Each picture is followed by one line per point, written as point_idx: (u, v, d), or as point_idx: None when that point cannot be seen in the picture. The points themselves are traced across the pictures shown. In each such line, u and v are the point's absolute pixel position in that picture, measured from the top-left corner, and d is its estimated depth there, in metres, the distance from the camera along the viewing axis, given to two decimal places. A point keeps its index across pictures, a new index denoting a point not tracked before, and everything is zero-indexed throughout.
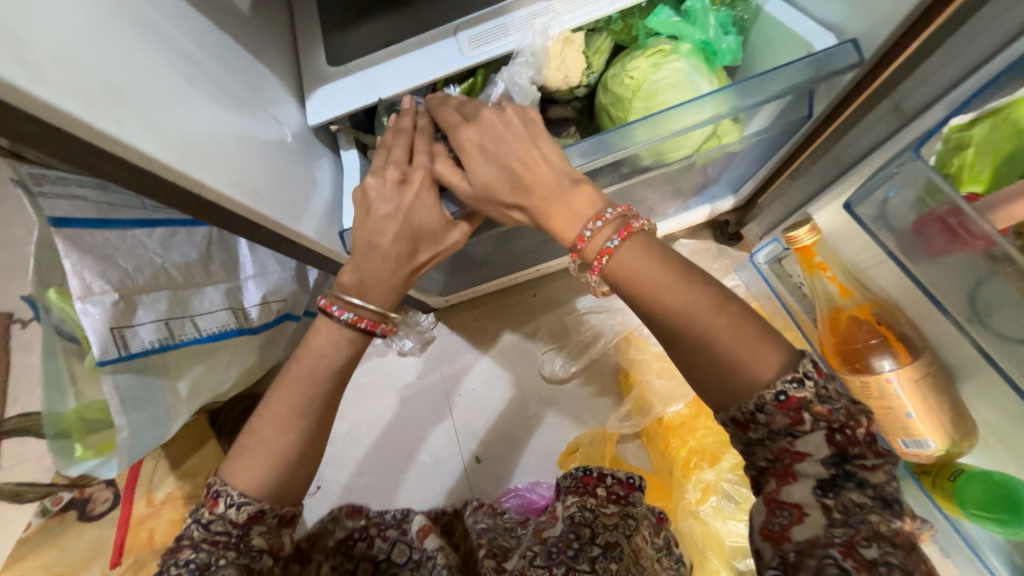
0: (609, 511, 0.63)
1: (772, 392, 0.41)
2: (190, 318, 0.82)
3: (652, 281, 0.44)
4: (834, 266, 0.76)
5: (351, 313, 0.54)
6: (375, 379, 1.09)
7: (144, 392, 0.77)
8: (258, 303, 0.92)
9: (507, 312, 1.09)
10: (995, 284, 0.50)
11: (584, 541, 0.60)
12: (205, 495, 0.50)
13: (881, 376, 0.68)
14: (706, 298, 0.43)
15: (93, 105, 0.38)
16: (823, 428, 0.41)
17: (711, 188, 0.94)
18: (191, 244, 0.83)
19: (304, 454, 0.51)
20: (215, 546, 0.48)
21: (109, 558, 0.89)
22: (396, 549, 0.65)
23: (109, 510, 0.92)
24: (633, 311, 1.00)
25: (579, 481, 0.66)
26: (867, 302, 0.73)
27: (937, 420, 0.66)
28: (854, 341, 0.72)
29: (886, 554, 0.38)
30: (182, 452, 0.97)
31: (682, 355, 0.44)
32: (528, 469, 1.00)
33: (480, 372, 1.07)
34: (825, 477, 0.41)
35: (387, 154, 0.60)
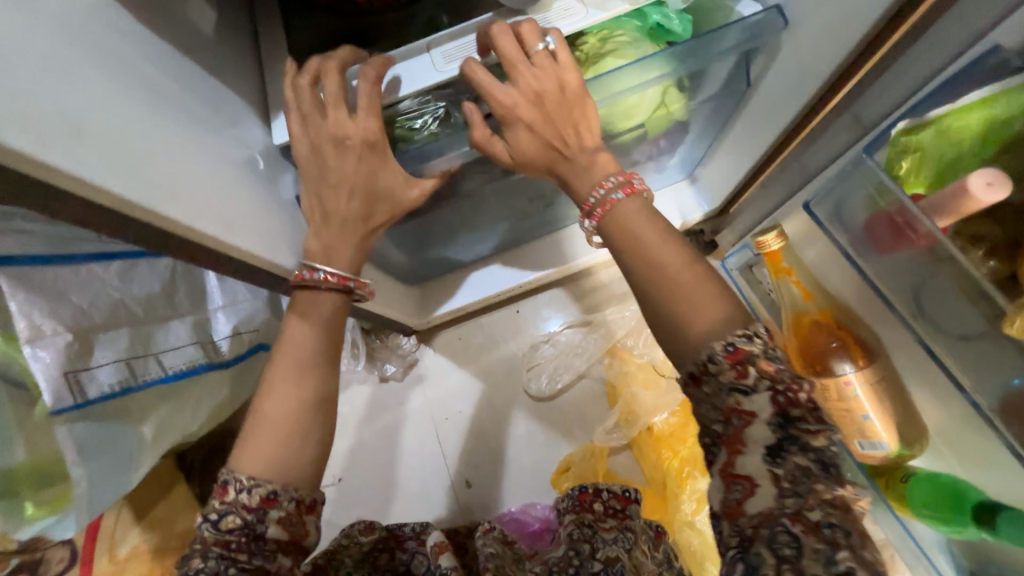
0: (607, 526, 0.63)
1: (721, 342, 0.43)
2: (153, 356, 0.76)
3: (636, 235, 0.51)
4: (798, 272, 0.80)
5: (323, 272, 0.58)
6: (357, 406, 1.05)
7: (102, 439, 0.72)
8: (229, 335, 0.87)
9: (491, 329, 1.08)
10: (938, 281, 0.55)
11: (584, 557, 0.58)
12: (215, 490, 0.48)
13: (841, 379, 0.72)
14: (680, 257, 0.49)
15: (67, 150, 0.36)
16: (767, 387, 0.42)
17: (669, 164, 0.97)
18: (153, 276, 0.78)
19: (309, 424, 0.52)
20: (228, 547, 0.46)
21: None
22: (416, 560, 0.66)
23: (63, 570, 0.85)
24: (618, 322, 1.02)
25: (575, 498, 0.69)
26: (827, 307, 0.78)
27: (890, 422, 0.70)
28: (817, 344, 0.76)
29: (829, 517, 0.38)
30: (147, 501, 0.89)
31: (652, 301, 0.48)
32: (520, 491, 0.97)
33: (467, 394, 1.04)
34: (773, 443, 0.41)
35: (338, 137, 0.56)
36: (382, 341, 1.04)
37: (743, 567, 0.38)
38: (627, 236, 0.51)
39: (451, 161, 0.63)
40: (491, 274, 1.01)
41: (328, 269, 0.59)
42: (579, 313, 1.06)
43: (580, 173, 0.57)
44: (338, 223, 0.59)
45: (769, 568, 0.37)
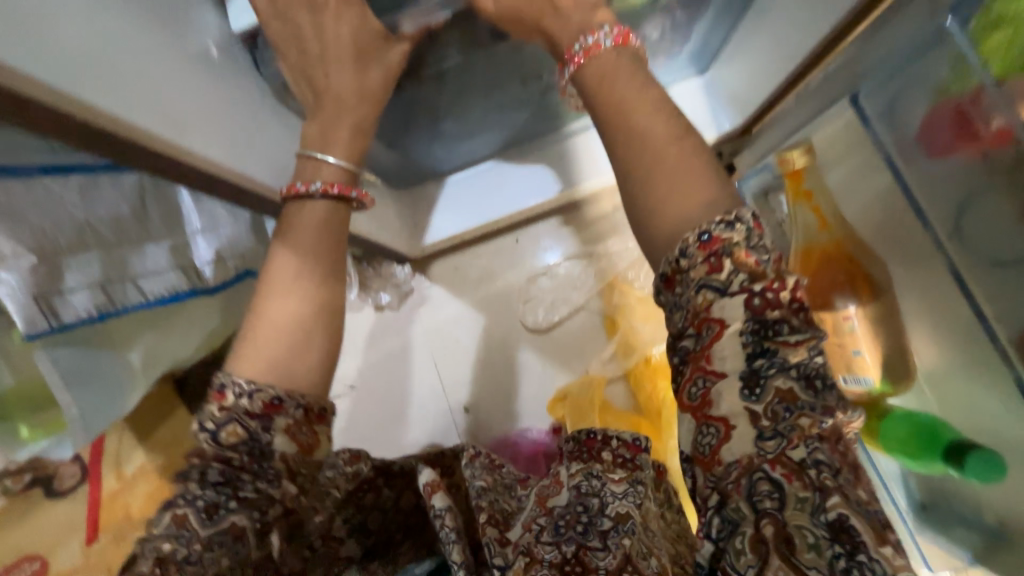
0: (617, 477, 0.58)
1: (695, 231, 0.39)
2: (131, 281, 0.72)
3: (628, 101, 0.46)
4: (820, 196, 0.74)
5: (320, 183, 0.56)
6: (352, 335, 1.04)
7: (89, 366, 0.70)
8: (212, 261, 0.81)
9: (489, 258, 1.04)
10: (985, 201, 0.56)
11: (593, 514, 0.53)
12: (212, 396, 0.49)
13: (841, 315, 0.69)
14: (669, 130, 0.45)
15: (51, 71, 0.37)
16: (742, 288, 0.38)
17: (682, 53, 0.82)
18: (120, 194, 0.67)
19: (310, 325, 0.53)
20: (227, 465, 0.48)
21: (86, 534, 0.85)
22: (404, 496, 0.70)
23: (75, 488, 0.85)
24: (620, 254, 0.99)
25: (582, 445, 0.60)
26: (841, 238, 0.72)
27: (883, 359, 0.67)
28: (821, 278, 0.72)
29: (816, 454, 0.35)
30: (150, 423, 0.91)
31: (631, 182, 0.45)
32: (517, 416, 0.98)
33: (464, 324, 1.02)
34: (748, 373, 0.37)
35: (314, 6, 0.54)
36: (375, 268, 0.99)
37: (718, 521, 0.36)
38: (641, 146, 0.45)
39: (428, 14, 0.55)
40: (480, 171, 0.95)
41: (323, 180, 0.57)
42: (579, 245, 1.01)
43: (565, 30, 0.51)
44: (334, 104, 0.58)
45: (748, 525, 0.35)
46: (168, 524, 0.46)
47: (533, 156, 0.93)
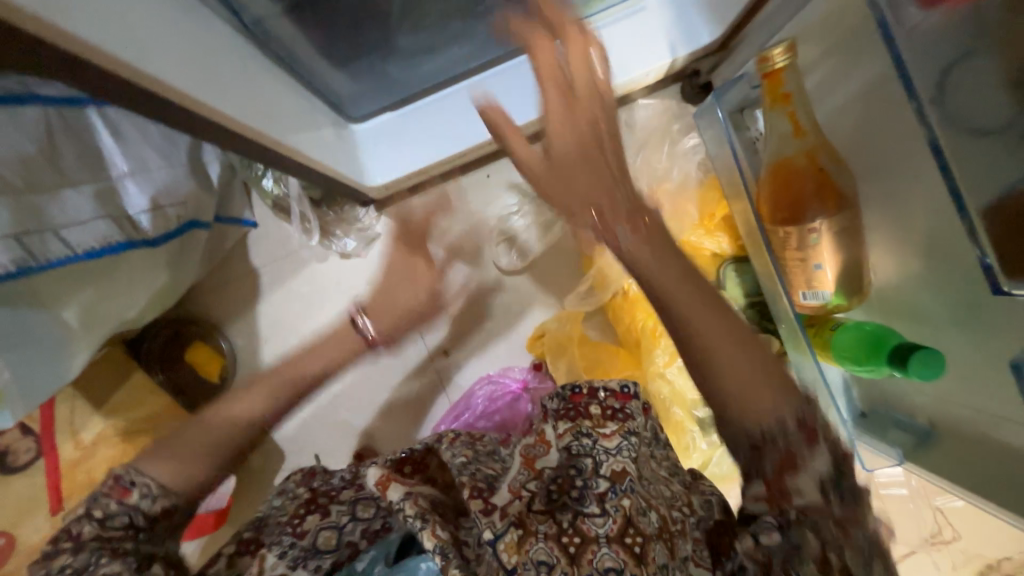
0: (608, 432, 0.51)
1: (791, 416, 0.47)
2: (52, 232, 0.62)
3: (672, 291, 0.51)
4: (797, 99, 0.69)
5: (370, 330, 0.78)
6: (319, 285, 0.98)
7: (15, 328, 0.63)
8: (148, 210, 0.73)
9: (459, 195, 0.98)
10: (974, 59, 0.48)
11: (587, 476, 0.48)
12: (113, 487, 0.56)
13: (807, 228, 0.70)
14: (723, 330, 0.50)
15: None
16: (825, 456, 0.46)
17: None
18: (21, 134, 0.58)
19: (229, 442, 0.66)
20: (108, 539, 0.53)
21: (49, 505, 0.81)
22: (358, 507, 0.54)
23: (34, 460, 0.81)
24: None
25: (569, 403, 0.54)
26: (814, 146, 0.71)
27: (842, 274, 0.71)
28: (794, 191, 0.72)
29: (868, 539, 0.44)
30: (102, 390, 0.85)
31: (710, 384, 0.50)
32: (497, 357, 0.98)
33: (437, 268, 0.98)
34: (828, 470, 0.45)
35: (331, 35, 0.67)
36: (337, 212, 0.94)
37: (781, 535, 0.43)
38: None
39: None
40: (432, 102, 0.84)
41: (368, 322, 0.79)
42: None
43: None
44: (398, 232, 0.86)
45: (810, 545, 0.43)
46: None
47: (499, 77, 0.82)
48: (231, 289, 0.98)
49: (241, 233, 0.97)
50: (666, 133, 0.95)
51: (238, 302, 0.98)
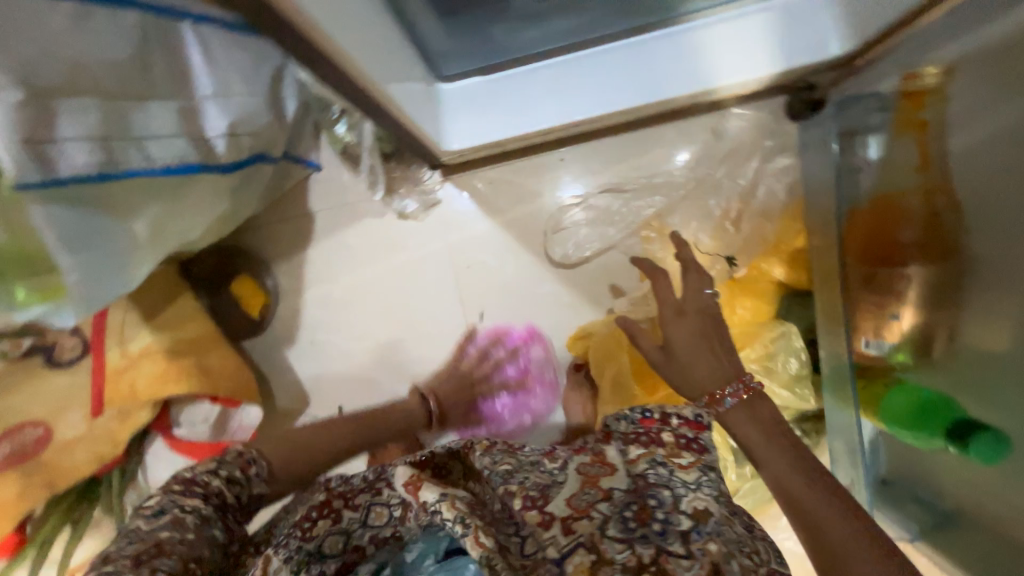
0: (683, 463, 0.53)
1: None
2: (135, 142, 0.62)
3: (752, 443, 0.59)
4: (933, 129, 0.65)
5: None
6: (370, 240, 0.97)
7: (87, 229, 0.60)
8: (225, 134, 0.72)
9: (529, 173, 0.94)
10: None
11: (667, 510, 0.48)
12: (234, 458, 0.60)
13: (898, 274, 0.69)
14: (806, 481, 0.52)
15: None
16: None
17: None
18: (116, 33, 0.56)
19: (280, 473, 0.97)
20: (225, 498, 0.55)
21: (93, 407, 0.81)
22: (371, 513, 0.52)
23: (79, 359, 0.81)
24: (665, 191, 0.90)
25: (638, 427, 0.56)
26: (934, 184, 0.65)
27: (917, 327, 0.68)
28: (893, 236, 0.70)
29: None
30: (156, 303, 0.82)
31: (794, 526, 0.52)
32: (534, 345, 0.96)
33: (489, 244, 0.95)
34: None
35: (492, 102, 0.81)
36: (402, 169, 0.92)
37: None
38: None
39: None
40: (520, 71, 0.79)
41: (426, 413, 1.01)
42: (624, 174, 0.92)
43: None
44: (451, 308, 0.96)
45: None
46: (163, 523, 0.49)
47: (602, 59, 0.78)
48: (284, 229, 0.98)
49: (303, 175, 0.96)
50: (758, 145, 0.87)
51: (288, 243, 0.98)
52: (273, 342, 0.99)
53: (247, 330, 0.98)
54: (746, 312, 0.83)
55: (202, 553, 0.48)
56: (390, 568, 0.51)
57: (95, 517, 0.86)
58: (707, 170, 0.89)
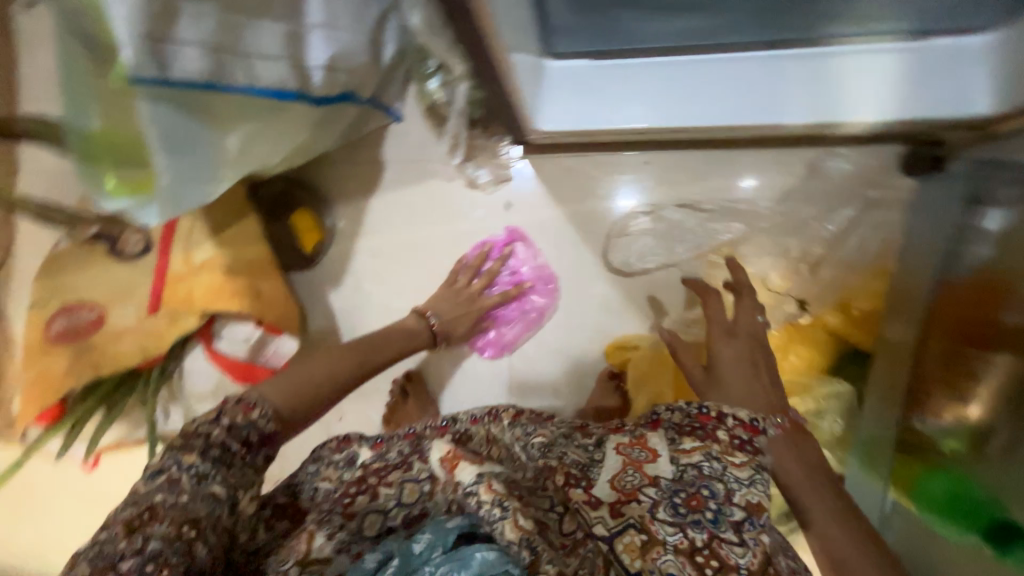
0: (739, 462, 0.53)
1: None
2: (243, 58, 0.62)
3: (789, 480, 0.55)
4: None
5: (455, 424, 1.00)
6: (433, 202, 0.96)
7: (185, 134, 0.61)
8: (324, 67, 0.71)
9: (608, 169, 0.91)
10: None
11: (721, 501, 0.51)
12: (236, 404, 0.57)
13: (984, 359, 0.64)
14: (852, 535, 0.52)
15: None
16: None
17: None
18: None
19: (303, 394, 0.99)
20: (227, 449, 0.54)
21: (149, 306, 0.84)
22: (404, 491, 0.53)
23: (139, 255, 0.86)
24: (746, 219, 0.86)
25: (694, 421, 0.56)
26: None
27: (985, 421, 0.62)
28: (987, 320, 0.65)
29: None
30: (223, 218, 0.84)
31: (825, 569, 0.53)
32: (572, 343, 0.93)
33: (551, 233, 0.93)
34: None
35: (592, 86, 0.76)
36: (484, 138, 0.90)
37: None
38: None
39: None
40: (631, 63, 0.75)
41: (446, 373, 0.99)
42: (706, 192, 0.88)
43: None
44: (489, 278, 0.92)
45: None
46: (159, 483, 0.49)
47: (719, 69, 0.74)
48: (353, 173, 0.98)
49: (383, 123, 0.95)
50: (858, 192, 0.82)
51: (354, 187, 0.98)
52: (317, 280, 1.00)
53: (295, 262, 0.99)
54: (799, 359, 0.79)
55: (196, 513, 0.48)
56: (398, 562, 0.47)
57: (126, 407, 0.89)
58: (797, 206, 0.84)
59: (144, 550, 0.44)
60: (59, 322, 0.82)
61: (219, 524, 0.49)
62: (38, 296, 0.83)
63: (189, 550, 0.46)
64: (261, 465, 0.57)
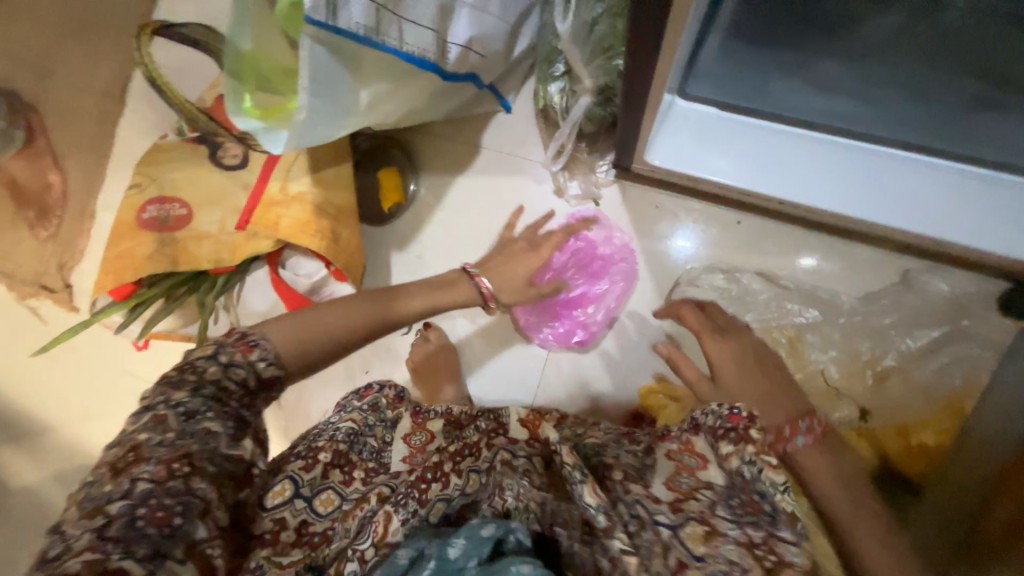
0: (774, 464, 0.45)
1: None
2: (398, 19, 0.64)
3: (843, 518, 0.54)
4: None
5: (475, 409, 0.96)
6: (516, 200, 0.97)
7: (329, 77, 0.64)
8: (462, 45, 0.72)
9: (697, 217, 0.91)
10: None
11: (778, 509, 0.44)
12: (237, 341, 0.55)
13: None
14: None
15: None
16: None
17: None
18: None
19: None
20: (222, 387, 0.51)
21: (237, 220, 0.88)
22: (469, 480, 0.57)
23: (235, 167, 0.90)
24: (825, 309, 0.83)
25: (725, 423, 0.48)
26: None
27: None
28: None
29: None
30: (322, 159, 0.88)
31: None
32: (609, 375, 0.92)
33: (622, 264, 0.92)
34: None
35: (712, 136, 0.76)
36: (587, 152, 0.91)
37: None
38: None
39: None
40: (757, 126, 0.75)
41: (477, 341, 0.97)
42: (788, 268, 0.86)
43: None
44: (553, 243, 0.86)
45: None
46: (144, 422, 0.46)
47: (845, 155, 0.73)
48: (449, 147, 1.00)
49: (491, 110, 0.97)
50: (950, 317, 0.79)
51: (445, 161, 1.01)
52: (385, 239, 1.02)
53: (371, 215, 1.02)
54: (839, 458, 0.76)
55: (187, 449, 0.45)
56: (433, 564, 0.46)
57: (183, 305, 0.93)
58: (880, 312, 0.81)
59: (133, 492, 0.42)
60: (149, 210, 0.87)
61: (217, 456, 0.47)
62: (139, 180, 0.88)
63: (185, 484, 0.43)
64: (260, 408, 0.55)
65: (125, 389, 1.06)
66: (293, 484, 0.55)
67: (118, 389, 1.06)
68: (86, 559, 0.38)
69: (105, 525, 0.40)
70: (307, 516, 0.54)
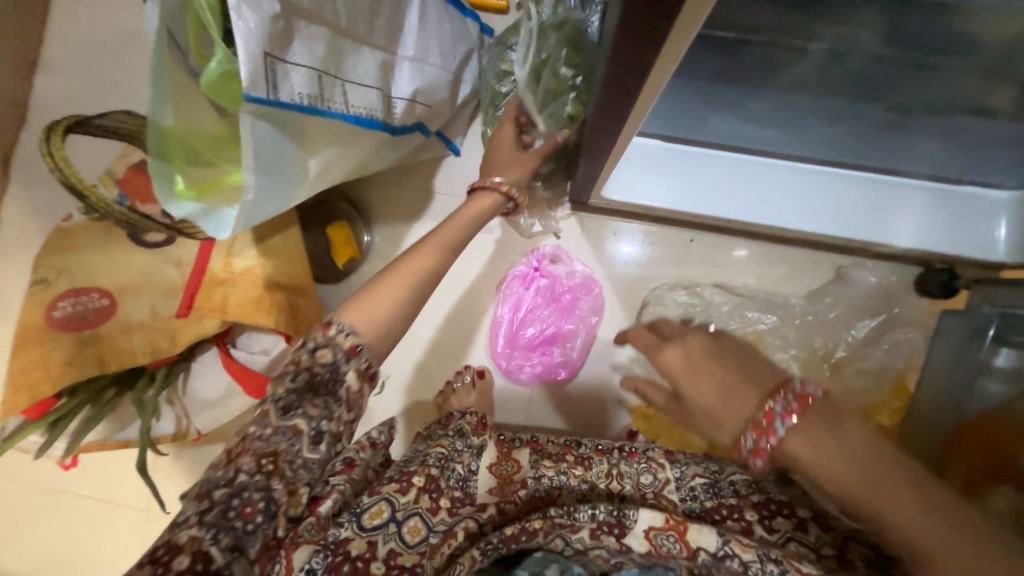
0: None
1: None
2: (341, 83, 0.61)
3: (855, 484, 0.39)
4: None
5: None
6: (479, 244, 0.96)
7: (275, 150, 0.59)
8: (407, 99, 0.71)
9: (655, 241, 0.95)
10: None
11: None
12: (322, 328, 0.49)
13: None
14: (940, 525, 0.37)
15: None
16: None
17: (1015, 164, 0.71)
18: None
19: None
20: (315, 378, 0.47)
21: (177, 306, 0.78)
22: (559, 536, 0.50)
23: (161, 245, 0.80)
24: (780, 312, 0.90)
25: None
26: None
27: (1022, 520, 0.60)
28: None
29: None
30: (266, 228, 0.81)
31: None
32: (596, 403, 0.93)
33: (593, 294, 0.94)
34: None
35: (661, 166, 0.79)
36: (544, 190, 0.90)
37: None
38: None
39: None
40: (705, 155, 0.79)
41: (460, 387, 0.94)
42: (741, 278, 0.93)
43: None
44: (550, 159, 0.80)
45: None
46: (255, 414, 0.46)
47: (784, 175, 0.79)
48: (401, 194, 0.97)
49: (440, 153, 0.95)
50: (882, 306, 0.88)
51: (398, 209, 0.97)
52: (344, 297, 0.97)
53: (325, 274, 0.96)
54: None
55: (278, 447, 0.44)
56: None
57: (119, 405, 0.82)
58: (826, 309, 0.89)
59: (235, 481, 0.43)
60: (62, 306, 0.75)
61: (299, 461, 0.45)
62: (44, 272, 0.76)
63: (267, 482, 0.43)
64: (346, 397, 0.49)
65: (52, 506, 0.91)
66: (390, 504, 0.50)
67: (43, 509, 0.91)
68: (192, 535, 0.40)
69: (209, 509, 0.42)
70: (396, 543, 0.49)
